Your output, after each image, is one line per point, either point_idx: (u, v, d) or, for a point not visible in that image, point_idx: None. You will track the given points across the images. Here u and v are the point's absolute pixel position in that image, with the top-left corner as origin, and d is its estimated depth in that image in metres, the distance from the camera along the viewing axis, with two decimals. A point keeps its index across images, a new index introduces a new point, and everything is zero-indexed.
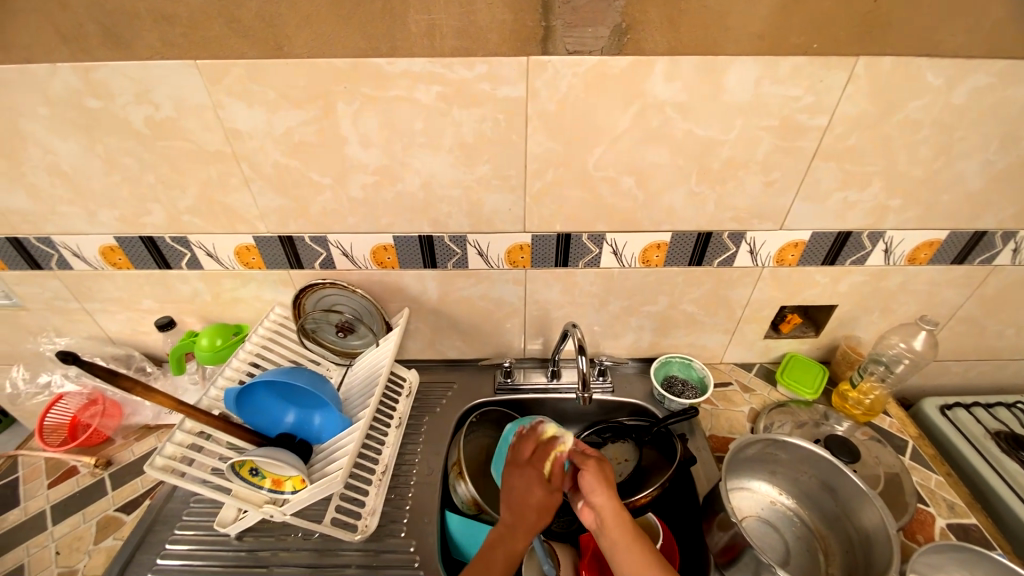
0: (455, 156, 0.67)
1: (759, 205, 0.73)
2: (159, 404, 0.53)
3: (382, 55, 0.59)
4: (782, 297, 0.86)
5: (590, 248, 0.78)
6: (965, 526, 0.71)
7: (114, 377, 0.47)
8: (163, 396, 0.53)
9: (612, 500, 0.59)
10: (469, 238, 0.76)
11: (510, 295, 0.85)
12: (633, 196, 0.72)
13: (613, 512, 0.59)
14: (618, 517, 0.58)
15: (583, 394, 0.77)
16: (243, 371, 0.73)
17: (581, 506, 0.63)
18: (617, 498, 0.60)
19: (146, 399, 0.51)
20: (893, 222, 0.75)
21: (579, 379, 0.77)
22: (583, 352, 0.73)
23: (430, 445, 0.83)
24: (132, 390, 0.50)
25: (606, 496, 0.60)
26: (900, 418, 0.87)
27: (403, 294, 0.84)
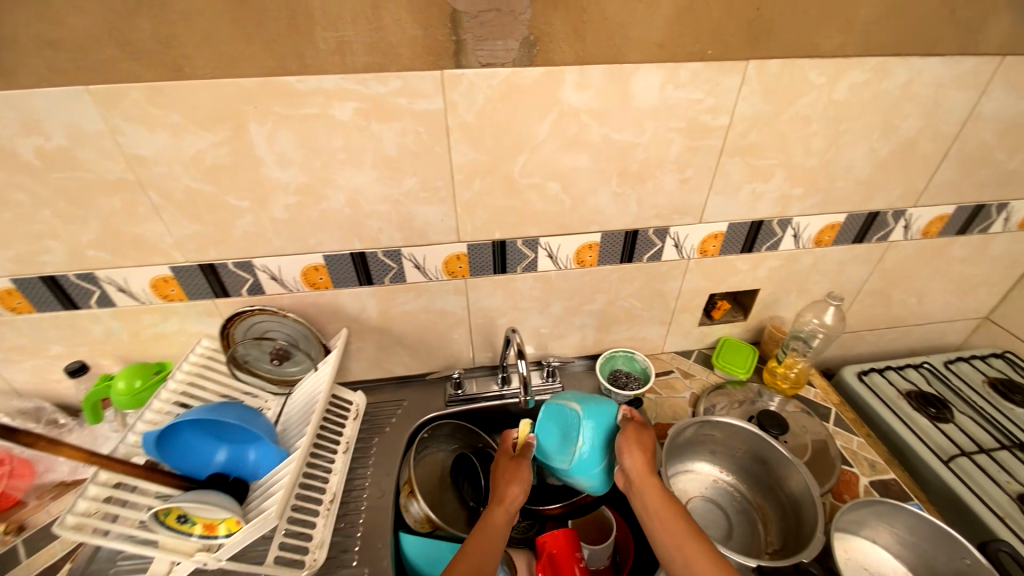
0: (379, 171, 0.66)
1: (678, 200, 0.77)
2: (69, 458, 0.48)
3: (292, 73, 0.57)
4: (710, 286, 0.91)
5: (526, 253, 0.80)
6: (885, 481, 0.77)
7: (13, 433, 0.43)
8: (72, 448, 0.48)
9: (640, 461, 0.65)
10: (404, 252, 0.75)
11: (452, 305, 0.85)
12: (561, 200, 0.74)
13: (640, 474, 0.64)
14: (652, 474, 0.64)
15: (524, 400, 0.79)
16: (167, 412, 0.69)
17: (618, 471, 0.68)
18: (651, 461, 0.66)
19: (53, 454, 0.47)
20: (798, 209, 0.82)
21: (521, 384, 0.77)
22: (522, 356, 0.74)
23: (380, 467, 0.81)
24: (35, 446, 0.45)
25: (637, 460, 0.65)
26: (823, 387, 0.94)
27: (341, 314, 0.82)
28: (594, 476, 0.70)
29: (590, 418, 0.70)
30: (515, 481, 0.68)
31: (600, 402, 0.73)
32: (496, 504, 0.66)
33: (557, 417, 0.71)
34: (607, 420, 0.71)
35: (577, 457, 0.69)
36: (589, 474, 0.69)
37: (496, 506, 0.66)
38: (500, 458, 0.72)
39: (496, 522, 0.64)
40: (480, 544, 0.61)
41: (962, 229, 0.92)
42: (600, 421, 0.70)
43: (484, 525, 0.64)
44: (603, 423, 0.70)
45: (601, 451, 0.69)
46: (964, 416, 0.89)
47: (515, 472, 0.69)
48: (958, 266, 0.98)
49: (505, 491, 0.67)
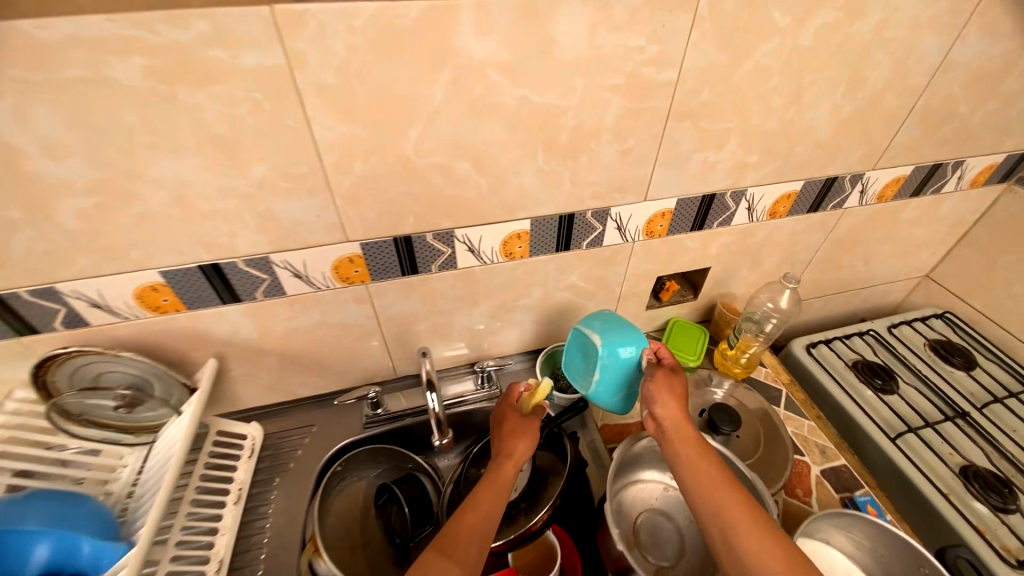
0: (211, 157, 0.47)
1: (619, 176, 0.63)
2: None
3: (19, 12, 0.36)
4: (657, 268, 0.80)
5: (440, 249, 0.64)
6: (837, 468, 0.74)
7: None
8: None
9: (675, 409, 0.63)
10: (274, 259, 0.58)
11: (356, 315, 0.69)
12: (477, 183, 0.58)
13: (675, 421, 0.63)
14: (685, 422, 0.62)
15: (441, 439, 0.73)
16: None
17: (645, 416, 0.66)
18: (684, 410, 0.63)
19: None
20: (753, 179, 0.71)
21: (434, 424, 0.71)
22: (431, 389, 0.66)
23: (283, 515, 0.68)
24: None
25: (672, 407, 0.63)
26: (774, 366, 0.89)
27: (209, 339, 0.64)
28: (614, 400, 0.71)
29: (607, 354, 0.67)
30: (523, 437, 0.66)
31: (626, 336, 0.69)
32: (505, 460, 0.64)
33: (583, 346, 0.72)
34: (630, 354, 0.68)
35: (593, 386, 0.71)
36: (604, 400, 0.71)
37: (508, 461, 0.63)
38: (506, 411, 0.70)
39: (509, 475, 0.62)
40: (489, 501, 0.59)
41: (916, 190, 0.85)
42: (620, 356, 0.68)
43: (491, 480, 0.61)
44: (623, 358, 0.68)
45: (619, 381, 0.69)
46: (909, 388, 0.88)
47: (526, 428, 0.68)
48: (906, 229, 0.94)
49: (514, 448, 0.65)
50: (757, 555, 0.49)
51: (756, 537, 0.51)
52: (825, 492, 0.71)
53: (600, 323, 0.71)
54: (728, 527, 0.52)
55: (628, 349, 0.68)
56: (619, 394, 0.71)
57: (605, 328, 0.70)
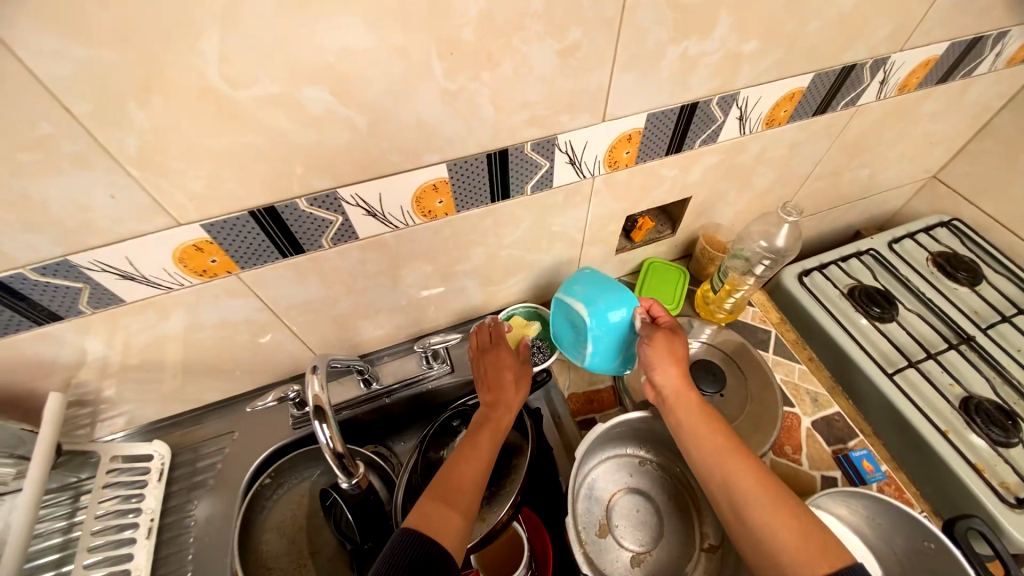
0: None
1: (563, 90, 0.45)
2: None
3: None
4: (626, 206, 0.64)
5: (326, 218, 0.47)
6: (829, 417, 0.66)
7: None
8: None
9: (675, 374, 0.53)
10: (80, 262, 0.41)
11: (242, 311, 0.54)
12: (348, 121, 0.39)
13: (676, 386, 0.53)
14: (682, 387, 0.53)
15: (350, 481, 0.57)
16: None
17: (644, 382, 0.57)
18: (686, 374, 0.53)
19: None
20: (747, 76, 0.52)
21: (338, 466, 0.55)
22: (320, 417, 0.49)
23: (207, 541, 0.59)
24: None
25: (671, 373, 0.54)
26: (763, 304, 0.78)
27: (44, 364, 0.49)
28: (615, 367, 0.62)
29: (596, 324, 0.56)
30: (520, 383, 0.62)
31: (615, 296, 0.57)
32: (501, 406, 0.59)
33: (567, 315, 0.61)
34: (622, 317, 0.57)
35: (587, 358, 0.60)
36: (603, 369, 0.61)
37: (503, 409, 0.58)
38: (500, 353, 0.64)
39: (505, 422, 0.58)
40: (487, 453, 0.54)
41: (945, 76, 0.67)
42: (612, 323, 0.57)
43: (491, 422, 0.57)
44: (615, 323, 0.57)
45: (616, 348, 0.59)
46: (911, 312, 0.78)
47: (519, 373, 0.62)
48: (926, 124, 0.77)
49: (510, 396, 0.59)
50: (766, 528, 0.43)
51: (766, 507, 0.44)
52: (815, 447, 0.64)
53: (580, 286, 0.59)
54: (736, 497, 0.45)
55: (619, 312, 0.56)
56: (619, 361, 0.61)
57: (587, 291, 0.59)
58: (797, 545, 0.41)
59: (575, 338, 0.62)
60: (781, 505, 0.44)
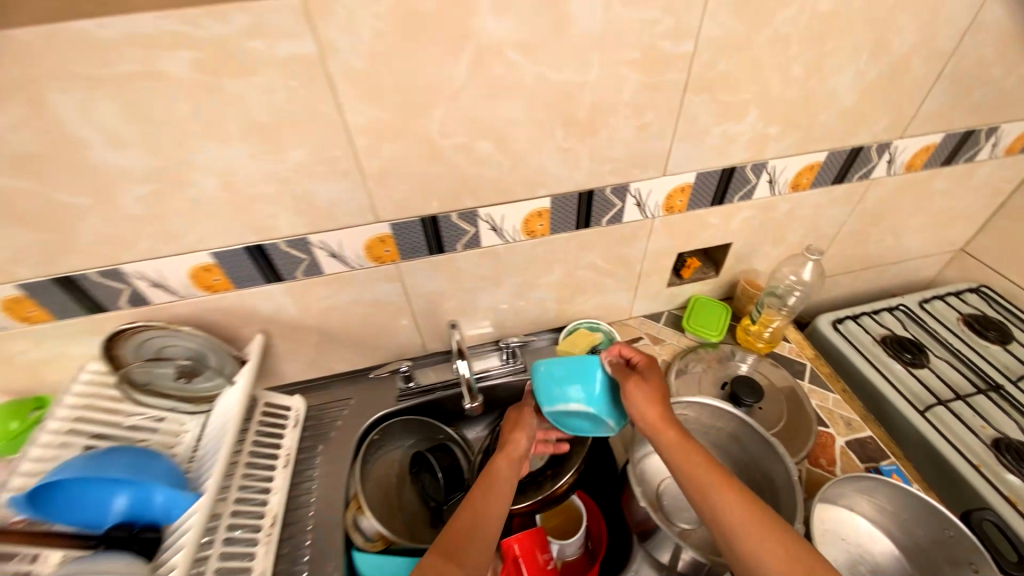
0: (253, 144, 0.51)
1: (638, 151, 0.65)
2: None
3: (84, 14, 0.40)
4: (678, 244, 0.81)
5: (464, 228, 0.67)
6: (862, 439, 0.75)
7: None
8: None
9: (655, 409, 0.60)
10: (312, 239, 0.62)
11: (387, 293, 0.73)
12: (498, 162, 0.60)
13: (658, 419, 0.60)
14: (662, 425, 0.59)
15: (471, 404, 0.78)
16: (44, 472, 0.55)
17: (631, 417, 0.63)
18: (665, 411, 0.60)
19: None
20: (774, 150, 0.70)
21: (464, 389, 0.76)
22: (462, 356, 0.73)
23: (328, 478, 0.73)
24: None
25: (650, 408, 0.60)
26: (798, 341, 0.89)
27: (254, 316, 0.69)
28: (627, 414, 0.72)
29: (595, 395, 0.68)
30: (518, 429, 0.69)
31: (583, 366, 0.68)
32: (500, 453, 0.66)
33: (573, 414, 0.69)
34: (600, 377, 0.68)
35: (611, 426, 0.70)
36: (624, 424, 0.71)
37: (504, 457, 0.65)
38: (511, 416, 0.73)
39: (504, 470, 0.63)
40: (485, 495, 0.59)
41: (947, 160, 0.83)
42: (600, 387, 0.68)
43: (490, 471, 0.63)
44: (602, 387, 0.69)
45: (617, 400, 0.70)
46: (940, 360, 0.86)
47: (517, 428, 0.69)
48: (939, 200, 0.91)
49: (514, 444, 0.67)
50: (757, 553, 0.48)
51: (755, 534, 0.49)
52: (849, 461, 0.72)
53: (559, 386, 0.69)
54: (728, 529, 0.50)
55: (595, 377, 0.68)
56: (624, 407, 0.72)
57: (560, 383, 0.69)
58: (786, 568, 0.46)
59: (591, 423, 0.70)
60: (766, 530, 0.49)
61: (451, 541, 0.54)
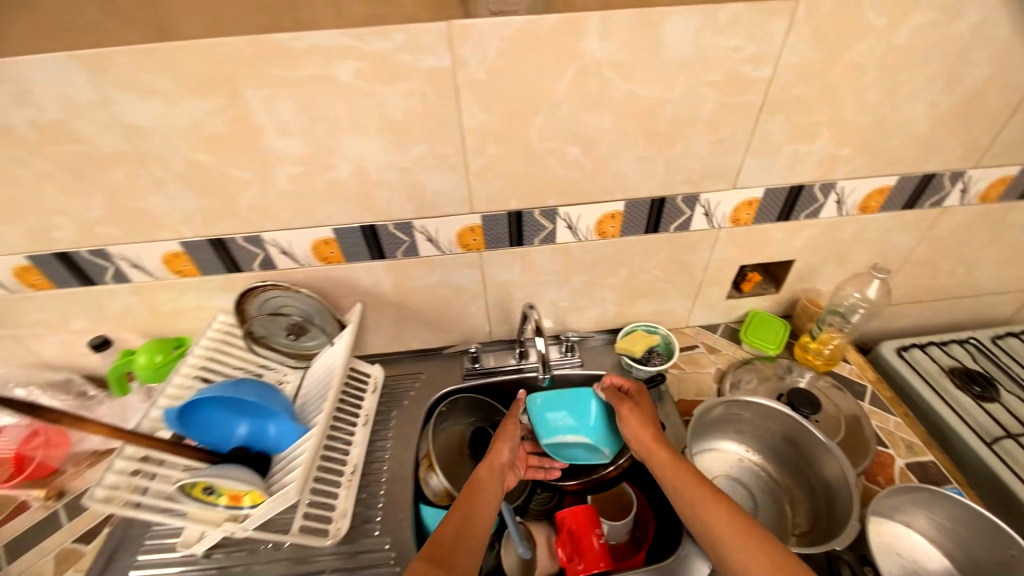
0: (385, 138, 0.62)
1: (711, 164, 0.70)
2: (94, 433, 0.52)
3: (285, 30, 0.52)
4: (741, 256, 0.85)
5: (543, 224, 0.75)
6: (923, 463, 0.75)
7: (35, 412, 0.45)
8: (96, 425, 0.52)
9: (649, 432, 0.67)
10: (416, 224, 0.72)
11: (468, 279, 0.82)
12: (583, 166, 0.68)
13: (652, 440, 0.66)
14: (656, 445, 0.66)
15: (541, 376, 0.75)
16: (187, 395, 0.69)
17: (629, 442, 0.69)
18: (657, 434, 0.67)
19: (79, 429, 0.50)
20: (844, 171, 0.74)
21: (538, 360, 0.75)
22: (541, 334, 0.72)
23: (400, 439, 0.81)
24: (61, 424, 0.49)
25: (643, 432, 0.67)
26: (859, 363, 0.89)
27: (354, 288, 0.80)
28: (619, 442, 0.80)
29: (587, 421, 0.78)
30: (501, 442, 0.72)
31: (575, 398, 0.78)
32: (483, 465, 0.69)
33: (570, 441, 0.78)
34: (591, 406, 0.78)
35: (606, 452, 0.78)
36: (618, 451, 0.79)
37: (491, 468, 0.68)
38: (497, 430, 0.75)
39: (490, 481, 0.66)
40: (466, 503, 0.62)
41: None
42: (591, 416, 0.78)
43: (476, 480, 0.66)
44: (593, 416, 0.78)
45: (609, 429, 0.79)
46: (1011, 396, 0.84)
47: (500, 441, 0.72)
48: (1018, 234, 0.90)
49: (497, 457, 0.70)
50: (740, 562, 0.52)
51: (737, 544, 0.53)
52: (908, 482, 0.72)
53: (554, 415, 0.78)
54: (716, 540, 0.55)
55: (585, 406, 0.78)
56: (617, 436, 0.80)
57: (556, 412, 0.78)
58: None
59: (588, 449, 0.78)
60: (753, 544, 0.53)
61: (451, 531, 0.57)
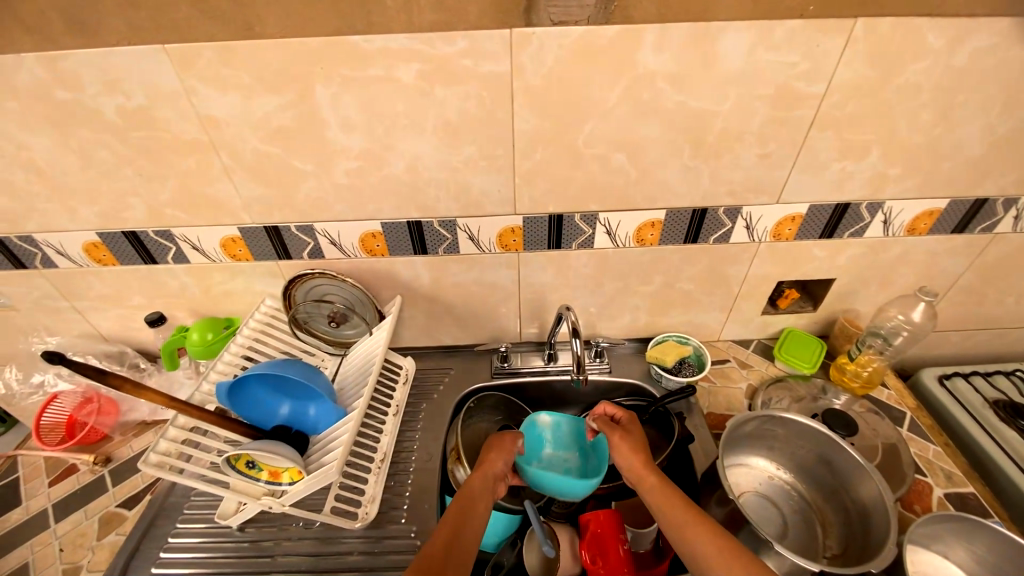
0: (439, 138, 0.64)
1: (756, 177, 0.70)
2: (150, 400, 0.55)
3: (357, 32, 0.55)
4: (779, 272, 0.84)
5: (583, 229, 0.76)
6: (964, 495, 0.72)
7: (103, 375, 0.49)
8: (153, 392, 0.55)
9: (636, 458, 0.67)
10: (459, 222, 0.74)
11: (504, 279, 0.84)
12: (628, 173, 0.69)
13: (640, 467, 0.66)
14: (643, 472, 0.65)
15: (577, 377, 0.74)
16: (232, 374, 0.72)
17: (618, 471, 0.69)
18: (645, 460, 0.66)
19: (137, 395, 0.53)
20: (892, 191, 0.73)
21: (573, 362, 0.73)
22: (578, 335, 0.70)
23: (428, 431, 0.83)
24: (122, 388, 0.51)
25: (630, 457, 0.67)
26: (898, 389, 0.87)
27: (394, 281, 0.83)
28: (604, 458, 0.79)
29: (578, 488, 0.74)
30: (497, 451, 0.71)
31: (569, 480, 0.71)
32: (475, 471, 0.68)
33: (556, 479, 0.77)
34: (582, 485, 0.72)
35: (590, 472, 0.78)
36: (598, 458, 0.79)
37: (481, 478, 0.67)
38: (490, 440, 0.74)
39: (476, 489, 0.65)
40: (456, 511, 0.61)
41: None
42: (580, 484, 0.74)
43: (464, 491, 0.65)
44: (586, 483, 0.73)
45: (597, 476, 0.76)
46: None
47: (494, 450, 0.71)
48: None
49: (491, 464, 0.69)
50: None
51: (726, 570, 0.52)
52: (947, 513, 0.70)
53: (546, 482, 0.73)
54: (705, 567, 0.53)
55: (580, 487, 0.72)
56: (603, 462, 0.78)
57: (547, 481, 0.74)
58: None
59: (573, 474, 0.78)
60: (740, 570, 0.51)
61: (439, 543, 0.55)
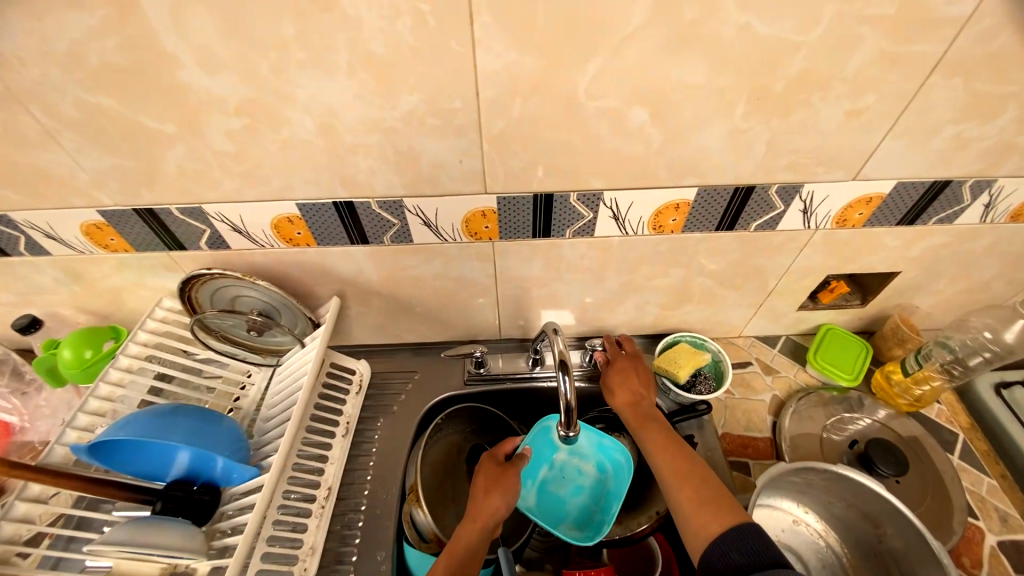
0: (361, 83, 0.41)
1: (833, 145, 0.49)
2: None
3: None
4: (833, 264, 0.65)
5: (580, 213, 0.55)
6: (1020, 544, 0.60)
7: None
8: None
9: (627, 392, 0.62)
10: (408, 204, 0.53)
11: (476, 273, 0.64)
12: (648, 137, 0.47)
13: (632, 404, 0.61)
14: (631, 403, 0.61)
15: (565, 431, 0.58)
16: (100, 426, 0.53)
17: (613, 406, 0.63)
18: (637, 395, 0.61)
19: None
20: (1015, 165, 0.52)
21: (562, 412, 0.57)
22: (565, 373, 0.53)
23: (385, 454, 0.69)
24: None
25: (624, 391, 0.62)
26: (950, 404, 0.73)
27: (331, 275, 0.63)
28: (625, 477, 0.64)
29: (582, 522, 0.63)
30: (498, 492, 0.57)
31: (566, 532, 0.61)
32: (470, 521, 0.55)
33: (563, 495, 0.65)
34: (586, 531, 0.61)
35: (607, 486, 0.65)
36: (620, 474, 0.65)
37: (475, 525, 0.54)
38: (489, 463, 0.62)
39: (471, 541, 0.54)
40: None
41: None
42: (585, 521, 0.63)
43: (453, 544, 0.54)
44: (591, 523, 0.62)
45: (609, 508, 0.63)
46: None
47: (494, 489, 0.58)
48: None
49: (487, 509, 0.56)
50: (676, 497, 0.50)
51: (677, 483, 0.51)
52: (1001, 568, 0.58)
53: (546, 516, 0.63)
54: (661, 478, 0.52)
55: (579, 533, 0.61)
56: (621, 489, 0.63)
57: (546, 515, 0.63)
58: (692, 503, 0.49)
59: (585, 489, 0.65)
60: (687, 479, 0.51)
61: None
